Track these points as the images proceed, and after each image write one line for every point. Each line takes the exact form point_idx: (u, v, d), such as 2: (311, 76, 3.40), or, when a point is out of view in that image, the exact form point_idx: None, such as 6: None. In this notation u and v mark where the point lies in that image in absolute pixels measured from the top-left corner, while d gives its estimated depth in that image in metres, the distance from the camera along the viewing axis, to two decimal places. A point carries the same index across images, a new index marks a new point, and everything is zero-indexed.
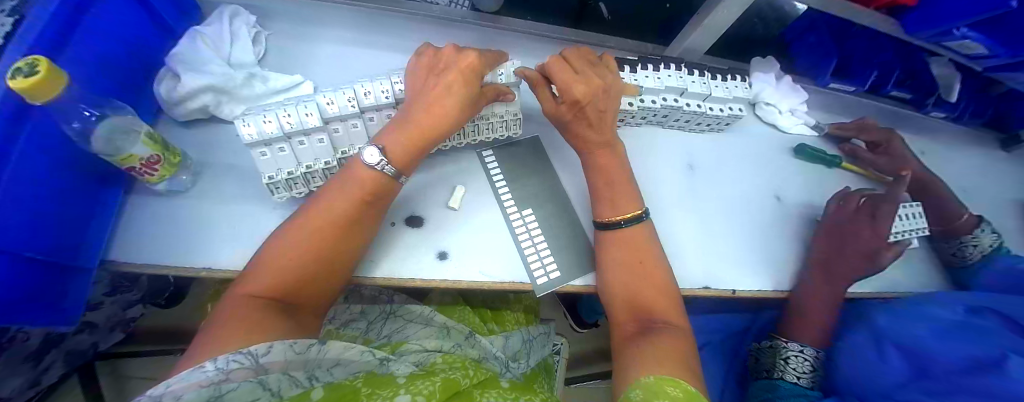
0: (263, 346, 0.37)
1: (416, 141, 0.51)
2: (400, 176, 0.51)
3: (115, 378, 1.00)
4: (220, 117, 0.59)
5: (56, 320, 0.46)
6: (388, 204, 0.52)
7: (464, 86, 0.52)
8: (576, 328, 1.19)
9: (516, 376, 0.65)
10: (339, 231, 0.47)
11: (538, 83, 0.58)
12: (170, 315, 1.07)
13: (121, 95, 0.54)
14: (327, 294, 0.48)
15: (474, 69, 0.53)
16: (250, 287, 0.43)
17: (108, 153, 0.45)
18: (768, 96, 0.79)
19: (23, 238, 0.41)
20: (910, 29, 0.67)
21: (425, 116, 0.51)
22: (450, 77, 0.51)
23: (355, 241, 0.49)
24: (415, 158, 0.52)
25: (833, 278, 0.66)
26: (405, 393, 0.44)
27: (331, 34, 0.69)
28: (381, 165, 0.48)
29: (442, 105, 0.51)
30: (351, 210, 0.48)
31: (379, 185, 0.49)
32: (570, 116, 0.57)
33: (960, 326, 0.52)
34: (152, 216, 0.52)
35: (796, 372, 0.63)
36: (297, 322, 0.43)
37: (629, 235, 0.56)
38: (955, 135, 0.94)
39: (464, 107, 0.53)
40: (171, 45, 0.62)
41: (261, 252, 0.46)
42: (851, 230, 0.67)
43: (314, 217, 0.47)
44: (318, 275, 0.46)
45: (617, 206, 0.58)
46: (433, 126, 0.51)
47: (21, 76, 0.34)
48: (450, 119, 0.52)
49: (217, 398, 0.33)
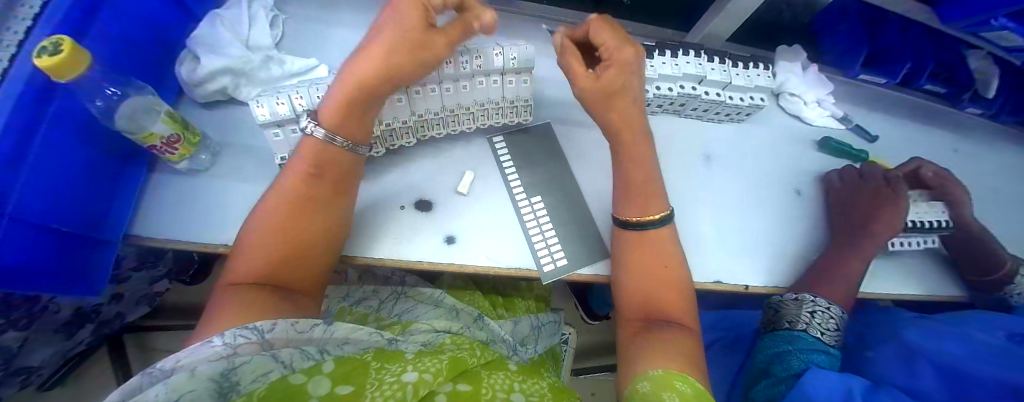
0: (267, 323, 0.38)
1: (349, 98, 0.47)
2: (359, 148, 0.52)
3: (144, 349, 1.06)
4: (237, 99, 0.60)
5: (79, 289, 0.48)
6: (358, 176, 0.54)
7: (398, 28, 0.45)
8: (586, 320, 1.19)
9: (524, 359, 0.65)
10: (314, 207, 0.48)
11: (570, 52, 0.52)
12: (197, 291, 1.12)
13: (144, 76, 0.55)
14: (319, 261, 0.49)
15: (410, 1, 0.45)
16: (236, 277, 0.44)
17: (131, 131, 0.47)
18: (794, 87, 0.75)
19: (45, 210, 0.43)
20: (946, 17, 0.64)
21: (359, 62, 0.46)
22: (383, 20, 0.47)
23: (336, 217, 0.50)
24: (354, 121, 0.49)
25: (849, 254, 0.63)
26: (414, 370, 0.43)
27: (346, 18, 0.69)
28: (314, 129, 0.49)
29: (371, 53, 0.46)
30: (301, 185, 0.48)
31: (319, 154, 0.49)
32: (603, 94, 0.51)
33: (1000, 349, 0.54)
34: (174, 193, 0.54)
35: (820, 327, 0.60)
36: (290, 301, 0.44)
37: (653, 236, 0.54)
38: (993, 133, 0.89)
39: (401, 48, 0.45)
40: (193, 28, 0.63)
41: (240, 236, 0.47)
42: (851, 198, 0.68)
43: (291, 199, 0.48)
44: (300, 255, 0.47)
45: (643, 205, 0.55)
46: (365, 76, 0.46)
47: (46, 54, 0.36)
48: (384, 64, 0.46)
49: (231, 370, 0.34)
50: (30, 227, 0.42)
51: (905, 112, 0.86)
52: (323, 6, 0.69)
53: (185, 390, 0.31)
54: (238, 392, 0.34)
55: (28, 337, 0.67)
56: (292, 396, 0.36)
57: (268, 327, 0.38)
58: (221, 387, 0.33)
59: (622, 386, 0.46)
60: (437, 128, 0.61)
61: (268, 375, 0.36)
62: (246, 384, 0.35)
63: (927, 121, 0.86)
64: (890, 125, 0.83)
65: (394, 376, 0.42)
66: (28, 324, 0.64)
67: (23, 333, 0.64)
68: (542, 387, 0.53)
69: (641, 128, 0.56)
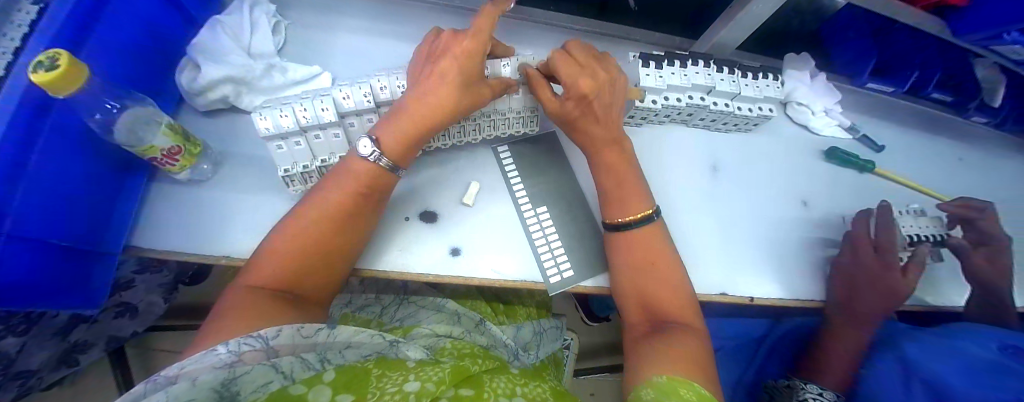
0: (273, 329, 0.38)
1: (413, 131, 0.50)
2: (397, 169, 0.50)
3: (143, 352, 1.06)
4: (239, 107, 0.59)
5: (78, 301, 0.48)
6: (389, 194, 0.52)
7: (460, 72, 0.49)
8: (587, 322, 1.19)
9: (525, 365, 0.64)
10: (340, 223, 0.47)
11: (540, 84, 0.55)
12: (198, 292, 1.12)
13: (144, 84, 0.54)
14: (336, 276, 0.48)
15: (470, 56, 0.49)
16: (251, 279, 0.43)
17: (132, 144, 0.46)
18: (802, 96, 0.75)
19: (45, 225, 0.43)
20: (958, 30, 0.63)
21: (422, 99, 0.50)
22: (444, 64, 0.49)
23: (359, 234, 0.49)
24: (410, 151, 0.51)
25: (845, 332, 0.64)
26: (416, 379, 0.43)
27: (348, 23, 0.68)
28: (376, 158, 0.48)
29: (436, 93, 0.49)
30: (346, 202, 0.48)
31: (374, 177, 0.49)
32: (578, 113, 0.54)
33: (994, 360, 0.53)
34: (175, 202, 0.53)
35: None
36: (302, 310, 0.44)
37: (642, 237, 0.54)
38: (998, 142, 0.88)
39: (462, 92, 0.50)
40: (193, 33, 0.62)
41: (260, 248, 0.46)
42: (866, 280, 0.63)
43: (317, 210, 0.47)
44: (320, 269, 0.46)
45: (622, 206, 0.55)
46: (431, 115, 0.50)
47: (42, 70, 0.35)
48: (448, 104, 0.50)
49: (231, 380, 0.34)
50: (28, 242, 0.41)
51: (911, 120, 0.85)
52: (326, 12, 0.68)
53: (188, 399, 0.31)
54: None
55: (26, 343, 0.67)
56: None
57: (273, 334, 0.37)
58: (221, 396, 0.33)
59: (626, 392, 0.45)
60: (443, 139, 0.61)
61: (269, 385, 0.36)
62: (248, 393, 0.35)
63: (933, 129, 0.85)
64: (896, 134, 0.83)
65: (396, 386, 0.41)
66: (26, 331, 0.64)
67: (20, 340, 0.64)
68: (544, 390, 0.52)
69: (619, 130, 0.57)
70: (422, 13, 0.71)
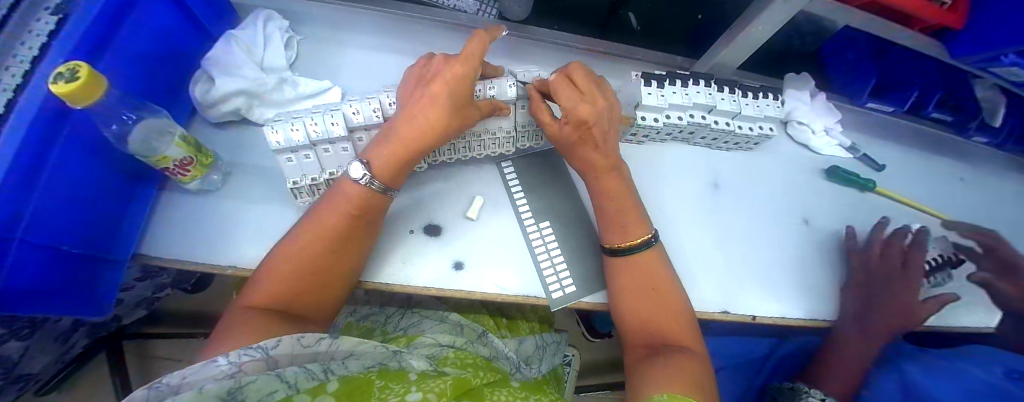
0: (273, 340, 0.38)
1: (403, 152, 0.50)
2: (389, 191, 0.51)
3: (141, 358, 1.06)
4: (250, 120, 0.61)
5: (85, 309, 0.48)
6: (381, 216, 0.53)
7: (449, 95, 0.49)
8: (588, 338, 1.19)
9: (526, 377, 0.64)
10: (334, 245, 0.48)
11: (539, 105, 0.54)
12: (199, 298, 1.13)
13: (157, 97, 0.56)
14: (329, 296, 0.49)
15: (462, 81, 0.49)
16: (255, 299, 0.44)
17: (145, 154, 0.47)
18: (802, 116, 0.76)
19: (58, 232, 0.44)
20: (955, 51, 0.64)
21: (408, 122, 0.50)
22: (435, 88, 0.49)
23: (356, 254, 0.50)
24: (401, 172, 0.52)
25: (868, 343, 0.63)
26: (417, 390, 0.41)
27: (358, 39, 0.70)
28: (367, 182, 0.49)
29: (423, 117, 0.50)
30: (342, 224, 0.48)
31: (363, 200, 0.49)
32: (576, 138, 0.53)
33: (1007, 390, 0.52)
34: (184, 211, 0.54)
35: None
36: (298, 329, 0.44)
37: (641, 261, 0.54)
38: (998, 162, 0.89)
39: (451, 114, 0.50)
40: (207, 47, 0.64)
41: (263, 262, 0.47)
42: (885, 290, 0.64)
43: (314, 231, 0.48)
44: (314, 289, 0.47)
45: (623, 232, 0.56)
46: (417, 139, 0.50)
47: (63, 81, 0.36)
48: (433, 131, 0.50)
49: (237, 389, 0.34)
50: (39, 247, 0.42)
51: (909, 140, 0.86)
52: (335, 28, 0.70)
53: None
54: None
55: (29, 347, 0.67)
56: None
57: (273, 345, 0.37)
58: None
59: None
60: (449, 153, 0.62)
61: (275, 394, 0.36)
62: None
63: (932, 149, 0.86)
64: (896, 154, 0.84)
65: (397, 398, 0.40)
66: (30, 335, 0.64)
67: (23, 343, 0.65)
68: None
69: (616, 158, 0.57)
70: (430, 29, 0.72)
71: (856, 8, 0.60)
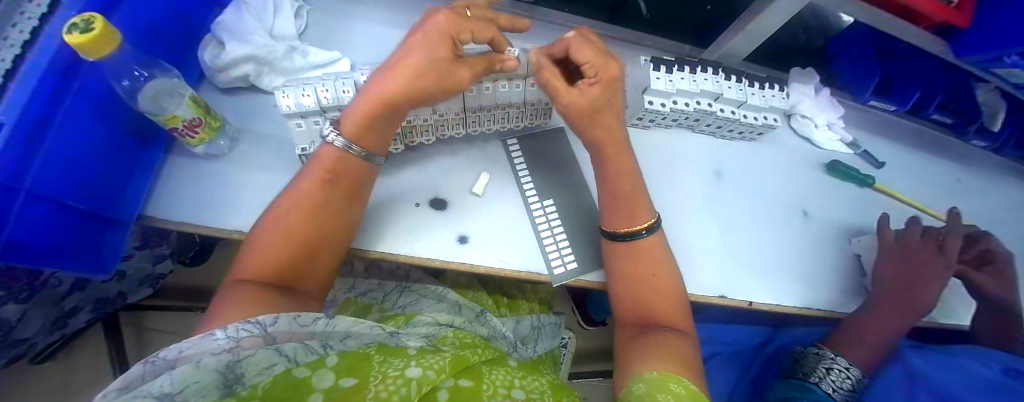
0: (270, 316, 0.38)
1: (372, 111, 0.48)
2: (369, 155, 0.51)
3: (137, 329, 1.06)
4: (259, 87, 0.61)
5: (85, 267, 0.48)
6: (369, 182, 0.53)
7: (425, 51, 0.46)
8: (583, 325, 1.20)
9: (523, 358, 0.65)
10: (315, 212, 0.48)
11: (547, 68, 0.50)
12: (198, 272, 1.13)
13: (168, 58, 0.56)
14: (320, 263, 0.49)
15: (442, 35, 0.46)
16: (241, 273, 0.44)
17: (154, 112, 0.47)
18: (806, 109, 0.76)
19: (62, 184, 0.44)
20: (960, 51, 0.65)
21: (387, 79, 0.47)
22: (414, 44, 0.47)
23: (344, 220, 0.50)
24: (376, 134, 0.51)
25: (896, 316, 0.61)
26: (416, 366, 0.40)
27: (368, 12, 0.70)
28: (343, 144, 0.50)
29: (396, 75, 0.47)
30: (315, 190, 0.49)
31: (339, 162, 0.50)
32: (603, 102, 0.51)
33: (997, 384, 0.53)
34: (190, 177, 0.54)
35: (834, 384, 0.58)
36: (292, 298, 0.45)
37: (643, 246, 0.54)
38: (993, 165, 0.90)
39: (427, 74, 0.47)
40: (217, 13, 0.64)
41: (252, 232, 0.48)
42: (918, 264, 0.63)
43: (298, 199, 0.48)
44: (302, 257, 0.47)
45: (628, 218, 0.55)
46: (387, 96, 0.47)
47: (77, 32, 0.36)
48: (407, 89, 0.47)
49: (235, 363, 0.34)
50: (43, 201, 0.42)
51: (908, 139, 0.87)
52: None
53: (192, 380, 0.31)
54: (242, 385, 0.34)
55: (27, 310, 0.67)
56: (294, 389, 0.34)
57: (271, 321, 0.37)
58: (225, 378, 0.33)
59: (622, 381, 0.47)
60: (457, 128, 0.62)
61: (273, 368, 0.36)
62: (251, 377, 0.34)
63: (930, 149, 0.87)
64: (894, 151, 0.85)
65: (397, 372, 0.39)
66: (29, 298, 0.64)
67: (23, 305, 0.65)
68: (542, 384, 0.50)
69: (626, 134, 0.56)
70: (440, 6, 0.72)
71: (869, 3, 0.60)
